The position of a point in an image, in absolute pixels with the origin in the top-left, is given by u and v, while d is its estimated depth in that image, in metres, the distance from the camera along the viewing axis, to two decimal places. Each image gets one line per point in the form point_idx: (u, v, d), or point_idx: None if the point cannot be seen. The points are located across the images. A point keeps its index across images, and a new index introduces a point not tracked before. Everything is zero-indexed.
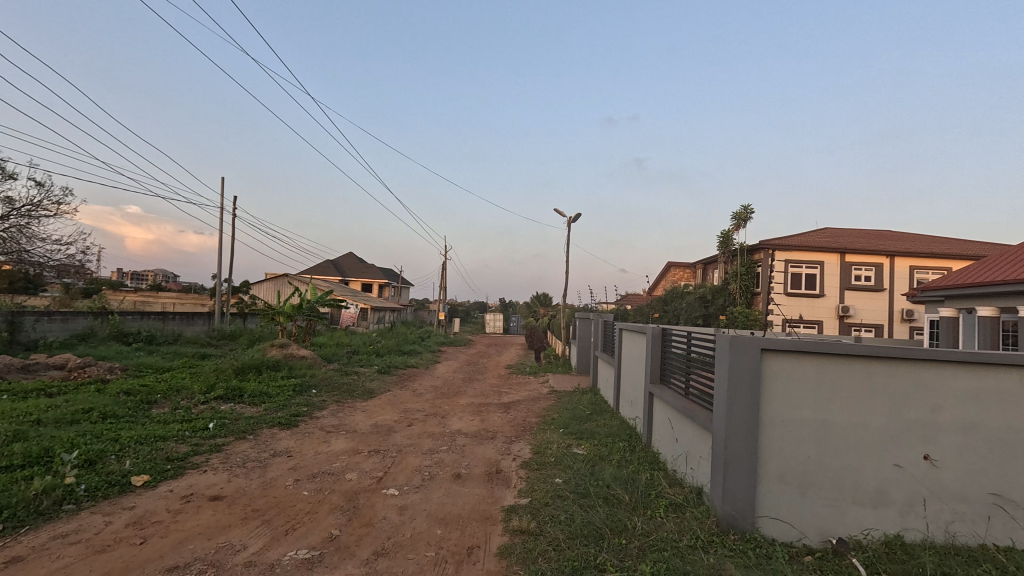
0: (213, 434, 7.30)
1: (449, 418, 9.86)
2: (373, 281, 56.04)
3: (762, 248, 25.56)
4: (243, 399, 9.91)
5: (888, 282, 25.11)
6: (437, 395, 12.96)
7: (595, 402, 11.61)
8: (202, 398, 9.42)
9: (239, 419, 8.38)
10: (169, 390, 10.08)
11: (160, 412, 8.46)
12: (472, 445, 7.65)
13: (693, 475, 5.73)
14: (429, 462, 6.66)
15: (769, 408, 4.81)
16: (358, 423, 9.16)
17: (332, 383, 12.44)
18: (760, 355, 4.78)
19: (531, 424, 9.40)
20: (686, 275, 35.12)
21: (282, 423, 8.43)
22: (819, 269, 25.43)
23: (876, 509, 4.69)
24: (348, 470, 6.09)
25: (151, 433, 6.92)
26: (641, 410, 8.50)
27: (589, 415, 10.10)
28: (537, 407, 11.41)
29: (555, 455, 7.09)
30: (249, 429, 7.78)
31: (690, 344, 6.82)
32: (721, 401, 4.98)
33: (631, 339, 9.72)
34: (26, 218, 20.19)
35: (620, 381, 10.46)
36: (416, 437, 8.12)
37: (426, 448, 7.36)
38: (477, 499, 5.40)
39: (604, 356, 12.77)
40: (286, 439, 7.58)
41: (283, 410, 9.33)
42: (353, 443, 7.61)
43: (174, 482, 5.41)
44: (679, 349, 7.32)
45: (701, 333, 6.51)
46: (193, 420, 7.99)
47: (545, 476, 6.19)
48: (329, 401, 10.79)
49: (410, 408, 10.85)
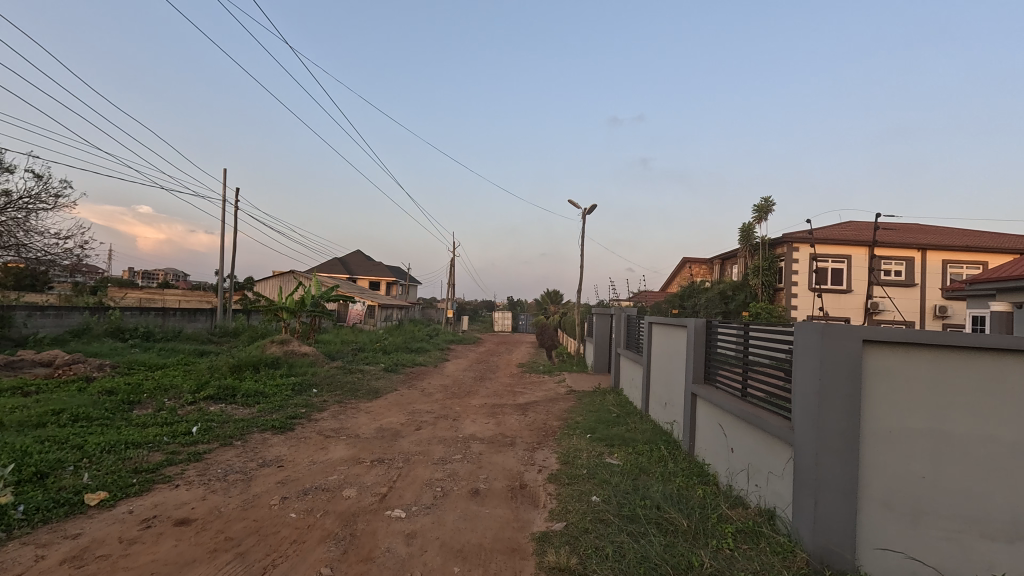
0: (195, 439, 6.41)
1: (462, 421, 8.91)
2: (380, 280, 55.37)
3: (786, 242, 24.37)
4: (235, 399, 8.99)
5: (919, 277, 23.89)
6: (448, 395, 12.06)
7: (620, 404, 10.62)
8: (190, 398, 8.53)
9: (227, 422, 7.49)
10: (156, 389, 9.21)
11: (140, 414, 7.58)
12: (489, 453, 6.70)
13: (760, 494, 4.75)
14: (441, 474, 5.71)
15: (873, 415, 3.80)
16: (361, 426, 8.22)
17: (335, 383, 11.54)
18: (860, 349, 3.78)
19: (552, 429, 8.43)
20: (702, 271, 33.99)
21: (276, 427, 7.51)
22: (846, 264, 24.26)
23: (1012, 545, 3.67)
24: (346, 485, 5.15)
25: (123, 439, 6.04)
26: (680, 413, 7.46)
27: (616, 418, 9.12)
28: (556, 409, 10.43)
29: (587, 465, 6.11)
30: (237, 434, 6.87)
31: (747, 341, 5.80)
32: (806, 405, 3.99)
33: (665, 333, 8.70)
34: (24, 210, 19.49)
35: (650, 381, 9.51)
36: (426, 443, 7.19)
37: (438, 457, 6.41)
38: (501, 524, 4.47)
39: (628, 354, 11.78)
40: (277, 445, 6.66)
41: (279, 412, 8.44)
42: (354, 450, 6.69)
43: (136, 500, 4.50)
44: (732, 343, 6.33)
45: (762, 327, 5.57)
46: (175, 423, 7.11)
47: (579, 493, 5.22)
48: (331, 402, 9.87)
49: (419, 409, 9.94)
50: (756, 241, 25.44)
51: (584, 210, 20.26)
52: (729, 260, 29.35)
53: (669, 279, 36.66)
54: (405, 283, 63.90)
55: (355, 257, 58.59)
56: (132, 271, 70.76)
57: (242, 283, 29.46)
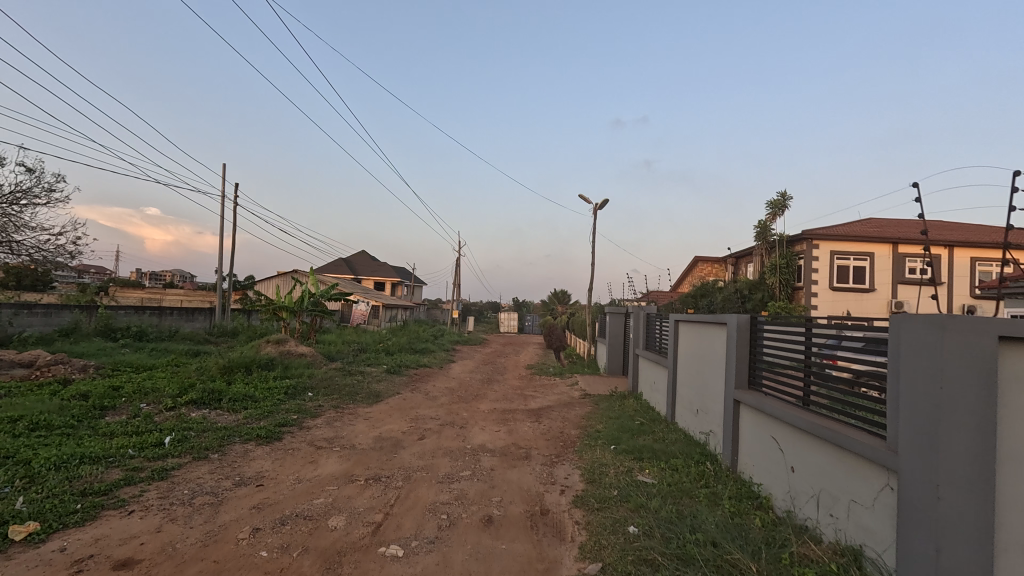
0: (164, 452, 5.57)
1: (470, 429, 8.04)
2: (385, 280, 54.62)
3: (805, 238, 23.35)
4: (220, 405, 8.14)
5: (946, 275, 22.93)
6: (454, 399, 11.19)
7: (641, 410, 9.72)
8: (169, 403, 7.70)
9: (206, 432, 6.65)
10: (134, 392, 8.40)
11: (111, 422, 6.78)
12: (503, 469, 5.83)
13: (837, 528, 3.89)
14: (447, 496, 4.83)
15: (1011, 434, 2.89)
16: (358, 435, 7.36)
17: (333, 386, 10.71)
18: (995, 348, 2.86)
19: (570, 439, 7.55)
20: (714, 270, 32.97)
21: (262, 437, 6.67)
22: (869, 262, 23.24)
23: None
24: (333, 512, 4.29)
25: (79, 453, 5.21)
26: (718, 424, 6.53)
27: (640, 426, 8.23)
28: (572, 415, 9.52)
29: (617, 485, 5.23)
30: (215, 445, 6.05)
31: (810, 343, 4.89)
32: (917, 422, 3.09)
33: (696, 332, 7.80)
34: (17, 204, 18.86)
35: (676, 385, 8.63)
36: (430, 456, 6.32)
37: (443, 474, 5.54)
38: (521, 565, 3.61)
39: (649, 356, 10.89)
40: (259, 460, 5.80)
41: (267, 420, 7.60)
42: (347, 465, 5.84)
43: (73, 534, 3.67)
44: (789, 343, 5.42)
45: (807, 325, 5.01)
46: (146, 434, 6.26)
47: (613, 522, 4.35)
48: (326, 407, 9.01)
49: (422, 415, 9.07)
50: (773, 238, 24.42)
51: (595, 206, 19.32)
52: (744, 258, 28.31)
53: (680, 279, 35.66)
54: (409, 283, 63.23)
55: (359, 257, 57.88)
56: (138, 273, 70.76)
57: (243, 283, 28.73)
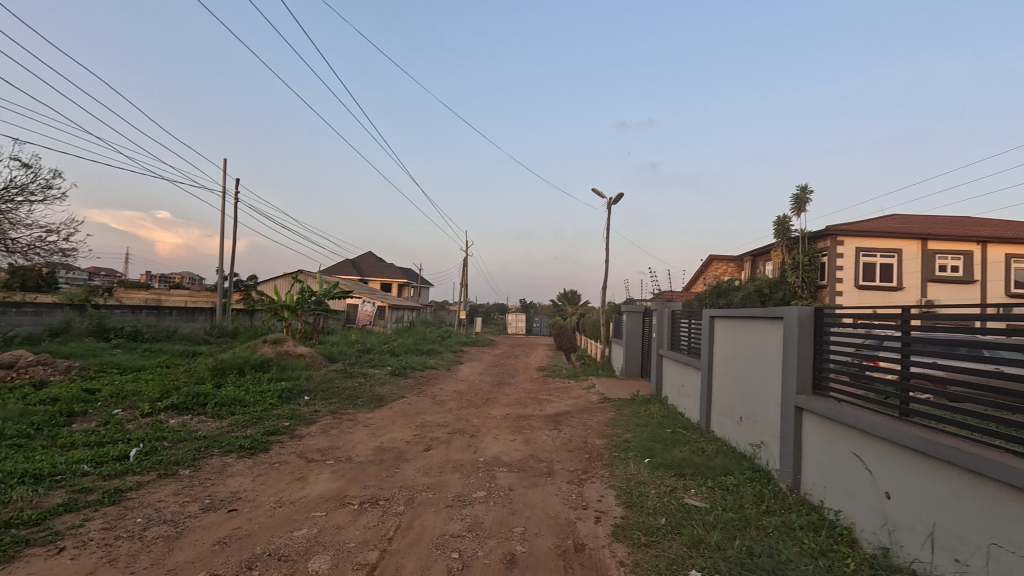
0: (125, 468, 4.71)
1: (482, 438, 7.16)
2: (392, 281, 53.96)
3: (829, 235, 22.26)
4: (203, 411, 7.30)
5: (979, 272, 21.76)
6: (463, 403, 10.32)
7: (670, 416, 8.84)
8: (145, 409, 6.87)
9: (182, 442, 5.81)
10: (111, 397, 7.58)
11: (75, 430, 5.95)
12: (523, 489, 4.94)
13: None
14: (458, 526, 3.95)
15: None
16: (355, 445, 6.50)
17: (332, 389, 9.84)
18: None
19: (596, 449, 6.67)
20: (729, 269, 31.87)
21: (244, 448, 5.81)
22: (897, 258, 22.11)
23: None
24: (315, 550, 3.42)
25: (21, 469, 4.37)
26: (772, 435, 5.62)
27: (673, 435, 7.33)
28: (594, 422, 8.59)
29: (662, 511, 4.33)
30: (189, 459, 5.20)
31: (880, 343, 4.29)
32: None
33: (738, 329, 6.86)
34: (11, 200, 18.22)
35: (712, 389, 7.71)
36: (438, 472, 5.46)
37: (452, 495, 4.66)
38: None
39: (675, 356, 10.00)
40: (237, 477, 4.94)
41: (254, 427, 6.76)
42: (341, 483, 4.97)
43: None
44: (858, 341, 4.65)
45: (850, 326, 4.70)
46: (111, 445, 5.43)
47: (669, 563, 3.44)
48: (323, 413, 8.15)
49: (429, 422, 8.19)
50: (794, 235, 23.10)
51: (610, 199, 18.36)
52: (763, 257, 27.22)
53: (694, 279, 34.57)
54: (416, 284, 62.57)
55: (366, 258, 57.29)
56: (148, 274, 70.92)
57: (246, 283, 28.08)
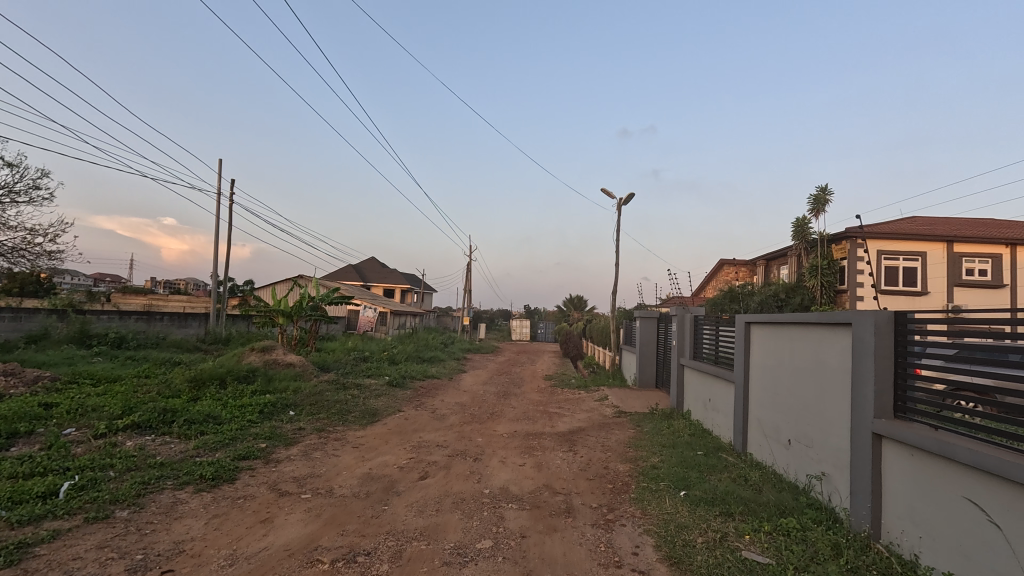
0: (44, 511, 3.80)
1: (487, 463, 6.23)
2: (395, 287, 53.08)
3: (850, 237, 21.26)
4: (169, 430, 6.39)
5: (1009, 276, 20.69)
6: (465, 418, 9.40)
7: (697, 434, 7.90)
8: (100, 430, 5.98)
9: (133, 471, 4.91)
10: (66, 414, 6.69)
11: (9, 457, 5.06)
12: (539, 535, 4.00)
13: None
14: None
15: None
16: (340, 473, 5.57)
17: (322, 403, 8.92)
18: None
19: (620, 478, 5.73)
20: (742, 273, 30.80)
21: (205, 479, 4.89)
22: (921, 262, 21.09)
23: None
24: None
25: None
26: (839, 467, 4.62)
27: (707, 459, 6.37)
28: (613, 441, 7.63)
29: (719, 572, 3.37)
30: (132, 496, 4.28)
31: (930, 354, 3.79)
32: None
33: (786, 337, 5.87)
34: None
35: (749, 405, 6.73)
36: (435, 509, 4.52)
37: (451, 547, 3.71)
38: None
39: (699, 366, 9.06)
40: (186, 520, 4.01)
41: (225, 451, 5.86)
42: (314, 527, 4.03)
43: None
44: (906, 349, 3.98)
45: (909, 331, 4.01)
46: (40, 476, 4.53)
47: None
48: (307, 432, 7.24)
49: (426, 441, 7.26)
50: (813, 237, 21.97)
51: (619, 199, 17.49)
52: (777, 261, 26.21)
53: (704, 284, 33.56)
54: (420, 290, 61.71)
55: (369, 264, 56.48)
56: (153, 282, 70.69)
57: (245, 288, 27.21)
